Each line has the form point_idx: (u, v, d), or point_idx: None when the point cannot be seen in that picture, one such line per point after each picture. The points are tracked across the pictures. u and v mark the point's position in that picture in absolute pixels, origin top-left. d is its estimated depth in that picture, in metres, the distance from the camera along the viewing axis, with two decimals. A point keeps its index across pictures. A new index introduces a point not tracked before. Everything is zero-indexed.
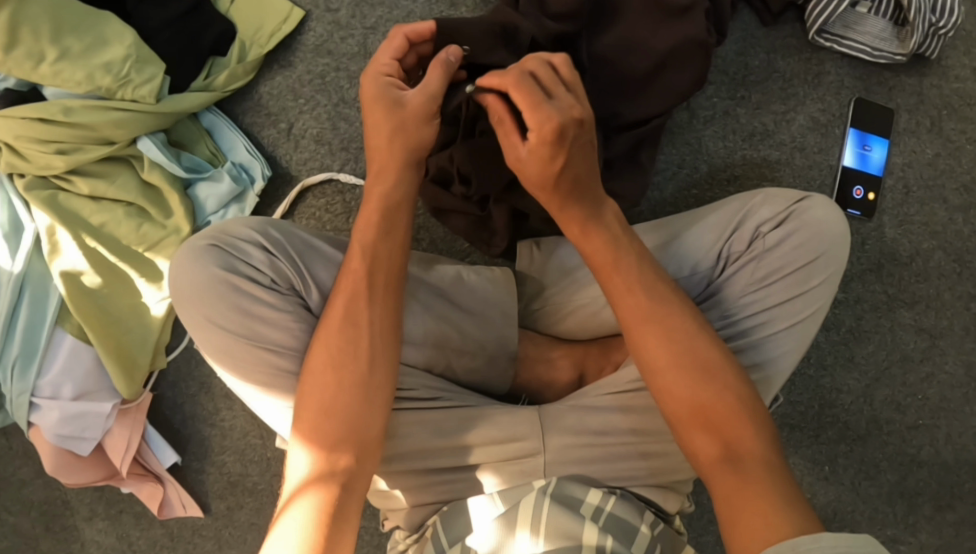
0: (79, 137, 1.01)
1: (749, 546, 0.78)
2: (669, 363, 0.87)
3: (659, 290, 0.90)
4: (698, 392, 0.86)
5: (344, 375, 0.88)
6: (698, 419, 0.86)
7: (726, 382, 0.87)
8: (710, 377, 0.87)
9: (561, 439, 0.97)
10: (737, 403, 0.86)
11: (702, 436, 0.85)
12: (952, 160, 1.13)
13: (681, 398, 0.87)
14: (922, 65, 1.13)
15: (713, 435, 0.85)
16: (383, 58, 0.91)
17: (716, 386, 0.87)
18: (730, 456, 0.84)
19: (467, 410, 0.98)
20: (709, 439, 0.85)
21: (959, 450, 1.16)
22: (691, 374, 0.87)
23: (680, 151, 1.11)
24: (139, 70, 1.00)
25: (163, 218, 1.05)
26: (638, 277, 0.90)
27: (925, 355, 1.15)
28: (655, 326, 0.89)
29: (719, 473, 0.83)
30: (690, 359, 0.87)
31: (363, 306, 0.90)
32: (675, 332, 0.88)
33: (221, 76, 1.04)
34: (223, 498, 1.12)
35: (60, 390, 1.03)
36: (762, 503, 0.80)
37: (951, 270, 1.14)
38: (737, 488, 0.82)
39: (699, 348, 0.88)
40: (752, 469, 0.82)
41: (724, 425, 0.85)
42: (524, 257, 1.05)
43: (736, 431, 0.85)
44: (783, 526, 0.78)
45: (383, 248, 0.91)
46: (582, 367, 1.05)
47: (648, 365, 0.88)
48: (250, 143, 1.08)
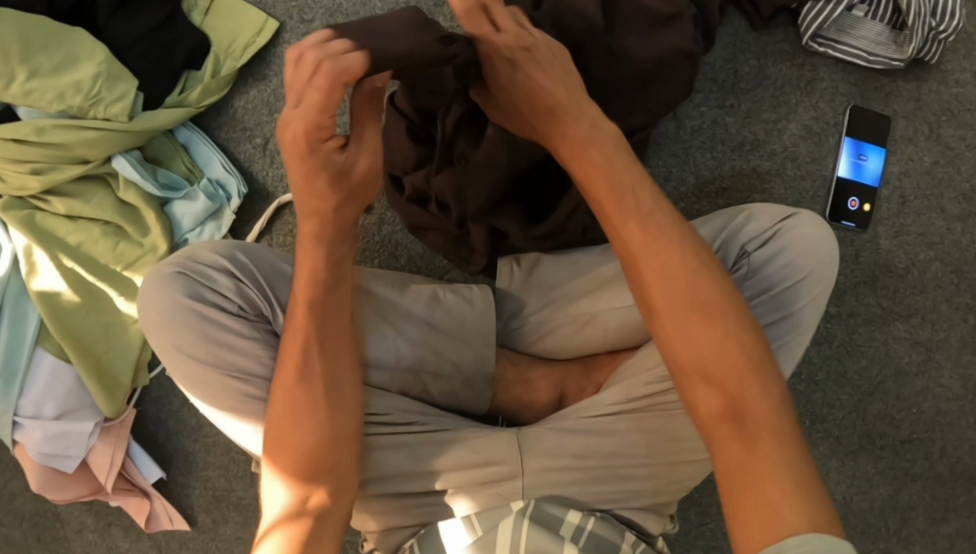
0: (53, 157, 1.00)
1: (754, 531, 0.67)
2: (671, 300, 0.76)
3: (659, 223, 0.78)
4: (702, 335, 0.74)
5: (305, 418, 0.85)
6: (701, 370, 0.74)
7: (731, 324, 0.74)
8: (714, 315, 0.75)
9: (538, 462, 0.96)
10: (746, 349, 0.74)
11: (703, 389, 0.73)
12: (950, 168, 1.10)
13: (683, 344, 0.75)
14: (922, 69, 1.10)
15: (715, 386, 0.73)
16: (319, 105, 0.69)
17: (722, 331, 0.74)
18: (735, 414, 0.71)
19: (443, 434, 0.97)
20: (711, 392, 0.73)
21: (954, 463, 1.14)
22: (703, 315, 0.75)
23: (667, 163, 1.08)
24: (110, 87, 0.99)
25: (139, 236, 1.04)
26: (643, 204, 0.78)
27: (920, 369, 1.12)
28: (659, 258, 0.77)
29: (719, 434, 0.72)
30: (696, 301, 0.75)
31: (317, 360, 0.86)
32: (681, 267, 0.76)
33: (195, 91, 1.03)
34: (209, 512, 1.12)
35: (42, 409, 1.04)
36: (769, 480, 0.68)
37: (948, 281, 1.11)
38: (739, 457, 0.70)
39: (702, 285, 0.76)
40: (760, 435, 0.70)
41: (731, 374, 0.73)
42: (504, 274, 1.03)
43: (740, 387, 0.72)
44: (791, 515, 0.66)
45: (323, 302, 0.85)
46: (562, 387, 1.03)
47: (651, 308, 0.77)
48: (226, 159, 1.06)
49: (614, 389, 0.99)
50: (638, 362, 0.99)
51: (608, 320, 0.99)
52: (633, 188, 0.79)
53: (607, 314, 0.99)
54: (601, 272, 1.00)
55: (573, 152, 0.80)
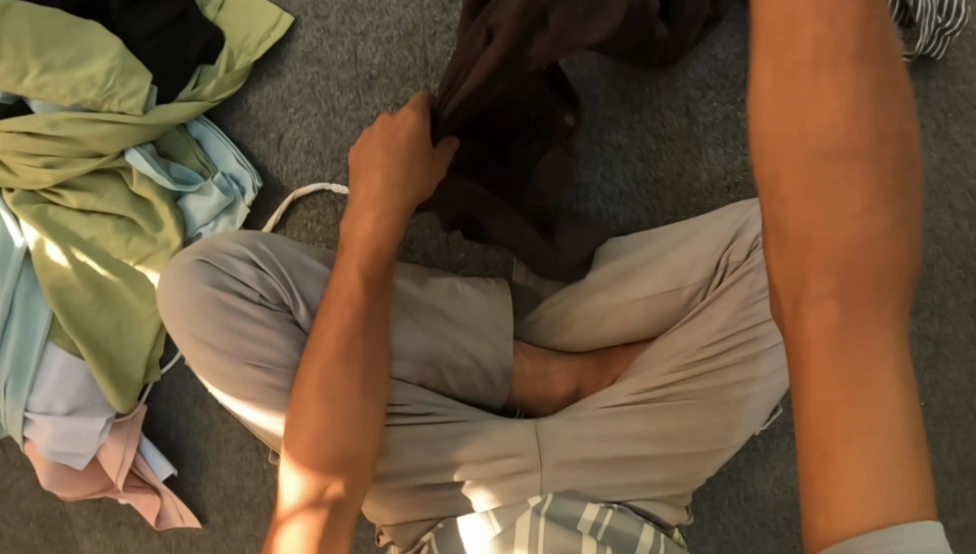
0: (66, 151, 1.00)
1: (831, 492, 0.55)
2: (817, 153, 0.60)
3: (836, 75, 0.59)
4: (842, 217, 0.59)
5: (332, 409, 0.85)
6: (823, 279, 0.59)
7: (879, 211, 0.59)
8: (860, 214, 0.59)
9: (556, 456, 0.95)
10: (889, 254, 0.58)
11: (823, 282, 0.59)
12: (958, 164, 1.11)
13: (812, 217, 0.60)
14: (928, 66, 1.11)
15: (841, 287, 0.58)
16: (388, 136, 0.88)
17: (868, 222, 0.59)
18: (844, 340, 0.57)
19: (461, 427, 0.97)
20: (831, 291, 0.59)
21: (963, 457, 1.16)
22: (841, 215, 0.59)
23: (678, 158, 1.06)
24: (124, 82, 0.99)
25: (153, 231, 1.03)
26: (829, 51, 0.59)
27: (929, 363, 1.15)
28: (824, 81, 0.59)
29: (827, 351, 0.57)
30: (831, 199, 0.60)
31: (353, 343, 0.87)
32: (852, 113, 0.59)
33: (210, 86, 1.03)
34: (221, 510, 1.11)
35: (53, 405, 1.02)
36: (873, 433, 0.55)
37: (956, 276, 1.13)
38: (840, 402, 0.56)
39: (848, 170, 0.59)
40: (873, 378, 0.56)
41: (859, 294, 0.58)
42: (520, 270, 1.05)
43: (872, 302, 0.58)
44: (881, 492, 0.53)
45: (370, 278, 0.88)
46: (579, 381, 1.03)
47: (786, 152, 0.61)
48: (240, 153, 1.06)
49: (630, 380, 0.99)
50: (654, 353, 1.00)
51: (626, 313, 1.00)
52: (823, 28, 0.59)
53: (626, 306, 0.99)
54: (617, 265, 1.01)
55: None
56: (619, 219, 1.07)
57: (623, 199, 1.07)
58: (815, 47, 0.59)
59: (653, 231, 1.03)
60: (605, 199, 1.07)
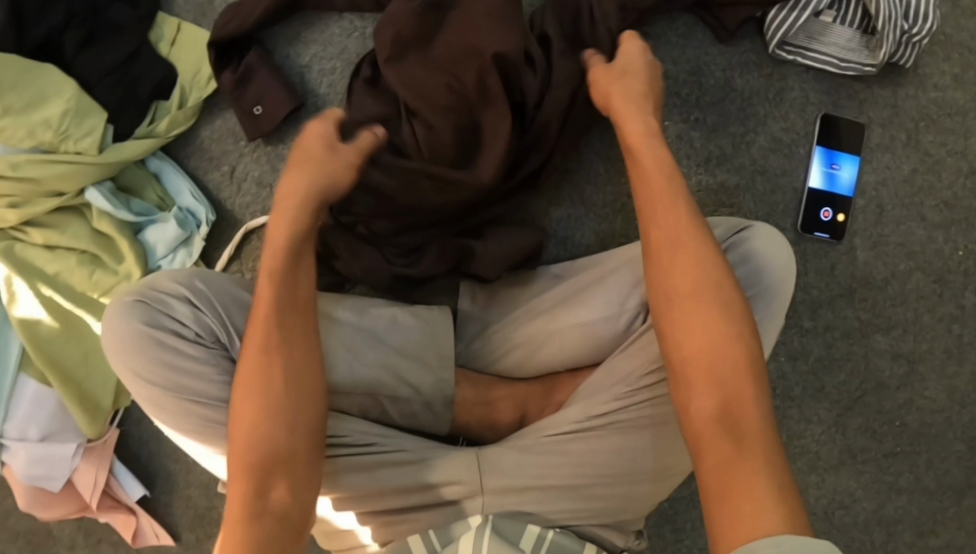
0: (27, 190, 1.04)
1: (734, 533, 0.69)
2: (691, 290, 0.80)
3: (693, 231, 0.83)
4: (708, 334, 0.79)
5: (283, 405, 0.83)
6: (704, 370, 0.78)
7: (739, 326, 0.79)
8: (727, 330, 0.78)
9: (498, 481, 0.96)
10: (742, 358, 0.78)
11: (703, 387, 0.77)
12: (930, 175, 1.08)
13: (697, 339, 0.79)
14: (896, 73, 1.07)
15: (714, 387, 0.77)
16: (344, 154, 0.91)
17: (733, 334, 0.78)
18: (725, 423, 0.75)
19: (404, 455, 0.98)
20: (709, 391, 0.77)
21: (942, 476, 1.13)
22: (713, 322, 0.79)
23: (628, 180, 1.06)
24: (78, 123, 1.03)
25: (114, 264, 1.07)
26: (680, 215, 0.83)
27: (903, 381, 1.11)
28: (686, 246, 0.82)
29: (711, 432, 0.75)
30: (695, 316, 0.79)
31: (279, 348, 0.84)
32: (703, 261, 0.81)
33: (163, 122, 1.06)
34: (193, 529, 1.16)
35: (27, 431, 1.08)
36: (755, 491, 0.70)
37: (930, 291, 1.09)
38: (726, 465, 0.73)
39: (709, 300, 0.80)
40: (750, 443, 0.73)
41: (735, 385, 0.77)
42: (466, 296, 1.04)
43: (740, 392, 0.76)
44: (767, 526, 0.68)
45: (288, 277, 0.86)
46: (523, 408, 1.03)
47: (668, 293, 0.81)
48: (196, 187, 1.09)
49: (574, 406, 0.99)
50: (598, 381, 0.99)
51: (566, 338, 1.00)
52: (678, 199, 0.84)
53: (568, 330, 1.00)
54: (560, 290, 1.02)
55: (650, 149, 0.87)
56: (567, 246, 1.06)
57: (572, 223, 1.06)
58: (667, 191, 0.85)
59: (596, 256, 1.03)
60: (552, 222, 1.07)
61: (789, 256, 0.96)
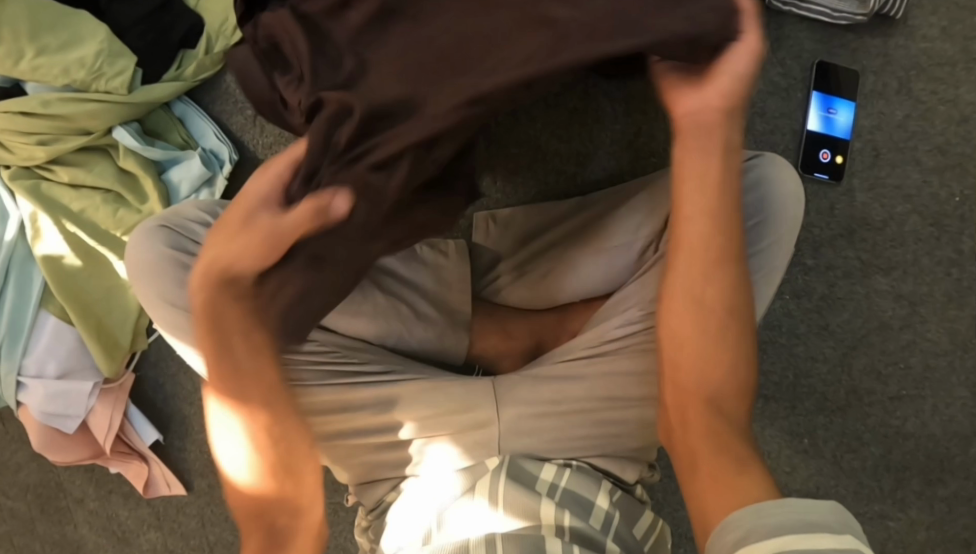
0: (57, 127, 1.07)
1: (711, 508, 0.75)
2: (692, 300, 0.83)
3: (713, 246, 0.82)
4: (707, 346, 0.82)
5: (268, 407, 0.81)
6: (696, 382, 0.82)
7: (735, 336, 0.83)
8: (725, 345, 0.82)
9: (514, 410, 0.97)
10: (737, 372, 0.82)
11: (701, 395, 0.82)
12: (923, 121, 1.12)
13: (701, 352, 0.82)
14: (887, 25, 1.12)
15: (710, 392, 0.82)
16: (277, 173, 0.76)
17: (730, 343, 0.82)
18: (718, 436, 0.79)
19: (420, 382, 0.99)
20: (701, 398, 0.82)
21: (947, 421, 1.15)
22: (713, 330, 0.82)
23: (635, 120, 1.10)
24: (111, 63, 1.06)
25: (139, 203, 1.10)
26: (713, 226, 0.82)
27: (905, 322, 1.14)
28: (703, 257, 0.83)
29: (707, 434, 0.80)
30: (704, 325, 0.82)
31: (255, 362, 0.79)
32: (717, 274, 0.83)
33: (190, 67, 1.10)
34: (205, 475, 1.17)
35: (45, 368, 1.09)
36: (743, 477, 0.76)
37: (928, 234, 1.13)
38: (722, 475, 0.76)
39: (713, 314, 0.82)
40: (734, 441, 0.79)
41: (725, 399, 0.82)
42: (480, 229, 1.08)
43: (728, 403, 0.82)
44: (750, 490, 0.74)
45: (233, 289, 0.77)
46: (539, 335, 1.05)
47: (675, 304, 0.84)
48: (220, 129, 1.12)
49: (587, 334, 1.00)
50: (611, 308, 1.01)
51: (579, 267, 1.02)
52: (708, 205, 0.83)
53: (579, 259, 1.02)
54: (573, 222, 1.04)
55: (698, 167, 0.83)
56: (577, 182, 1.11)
57: (583, 160, 1.11)
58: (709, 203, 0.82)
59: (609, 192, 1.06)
60: (562, 161, 1.11)
61: (797, 187, 0.97)
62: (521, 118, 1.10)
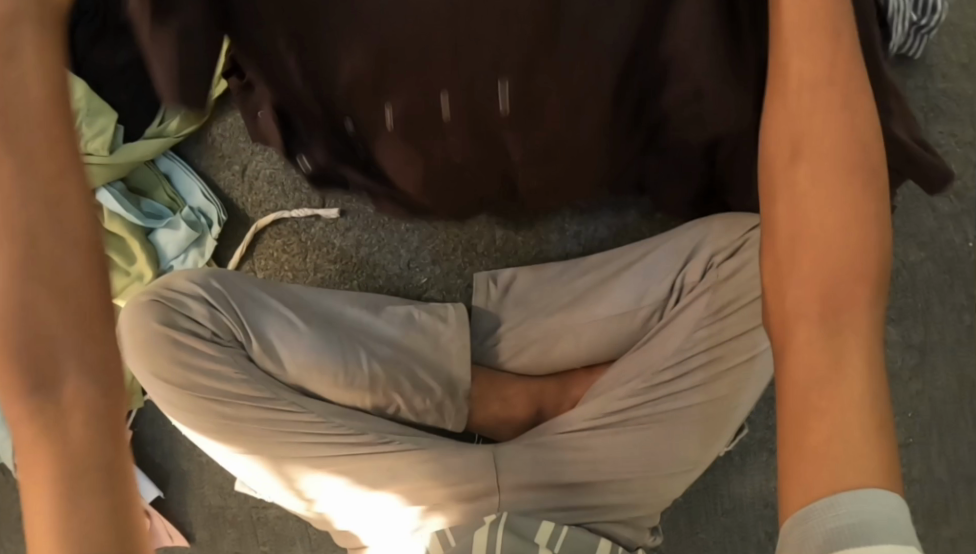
0: None
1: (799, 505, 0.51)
2: (810, 238, 0.54)
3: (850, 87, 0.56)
4: (834, 196, 0.54)
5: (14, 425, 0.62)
6: (810, 286, 0.53)
7: (875, 171, 0.55)
8: (840, 205, 0.54)
9: (515, 477, 0.97)
10: (870, 247, 0.54)
11: (815, 310, 0.53)
12: None
13: (808, 216, 0.55)
14: (905, 65, 1.09)
15: (822, 327, 0.52)
16: None
17: (859, 188, 0.54)
18: (828, 315, 0.53)
19: (419, 453, 0.98)
20: (816, 344, 0.52)
21: (954, 465, 1.11)
22: (845, 184, 0.54)
23: None
24: (88, 123, 1.01)
25: (126, 265, 1.06)
26: (848, 135, 0.55)
27: (914, 371, 1.11)
28: (829, 168, 0.55)
29: (808, 335, 0.53)
30: (833, 174, 0.54)
31: None
32: (853, 196, 0.54)
33: (173, 123, 1.06)
34: (207, 528, 1.16)
35: None
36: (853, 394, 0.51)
37: (941, 281, 1.10)
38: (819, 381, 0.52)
39: (843, 171, 0.54)
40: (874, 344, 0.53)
41: (854, 287, 0.53)
42: (482, 291, 1.04)
43: (853, 290, 0.53)
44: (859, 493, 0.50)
45: None
46: (539, 402, 1.04)
47: (793, 202, 0.55)
48: (207, 187, 1.09)
49: (589, 403, 1.00)
50: (612, 377, 1.00)
51: (582, 335, 1.02)
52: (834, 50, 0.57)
53: (582, 327, 1.01)
54: (577, 285, 1.03)
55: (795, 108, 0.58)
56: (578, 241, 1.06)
57: (584, 219, 1.06)
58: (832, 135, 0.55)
59: (608, 254, 1.04)
60: (563, 220, 1.08)
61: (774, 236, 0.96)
62: None
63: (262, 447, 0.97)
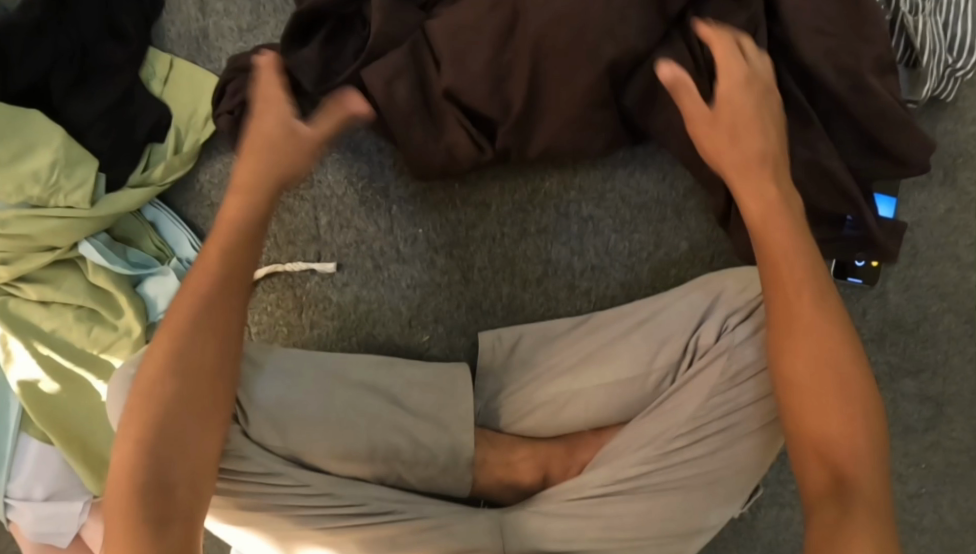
0: (18, 247, 0.98)
1: None
2: (808, 361, 0.78)
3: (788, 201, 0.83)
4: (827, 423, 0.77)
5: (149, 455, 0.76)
6: (827, 484, 0.76)
7: (852, 375, 0.78)
8: (835, 342, 0.78)
9: (524, 545, 0.94)
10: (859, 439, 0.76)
11: (815, 466, 0.77)
12: (966, 214, 1.03)
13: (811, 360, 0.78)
14: (936, 108, 1.02)
15: (824, 465, 0.77)
16: None
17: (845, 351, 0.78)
18: (840, 494, 0.75)
19: (425, 522, 0.93)
20: (821, 467, 0.77)
21: (964, 514, 1.10)
22: (840, 359, 0.78)
23: (651, 230, 1.00)
24: (68, 174, 0.97)
25: (114, 319, 1.02)
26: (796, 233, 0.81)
27: (930, 423, 1.08)
28: (808, 299, 0.79)
29: (822, 510, 0.75)
30: (828, 338, 0.79)
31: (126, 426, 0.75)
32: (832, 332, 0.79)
33: (157, 170, 1.00)
34: None
35: (31, 491, 1.03)
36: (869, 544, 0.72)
37: (962, 332, 1.06)
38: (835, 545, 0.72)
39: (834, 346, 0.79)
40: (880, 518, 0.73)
41: (852, 413, 0.77)
42: (487, 350, 1.00)
43: (844, 441, 0.76)
44: None
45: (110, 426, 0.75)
46: (546, 467, 0.98)
47: (788, 305, 0.80)
48: (195, 235, 1.04)
49: (599, 471, 0.95)
50: (622, 444, 0.95)
51: (591, 396, 0.96)
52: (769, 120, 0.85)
53: (590, 391, 0.96)
54: (580, 342, 0.98)
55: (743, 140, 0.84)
56: (590, 296, 1.01)
57: (596, 272, 1.00)
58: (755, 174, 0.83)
59: (618, 308, 0.99)
60: (574, 275, 1.01)
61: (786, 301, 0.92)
62: (528, 230, 1.00)
63: (255, 523, 0.88)
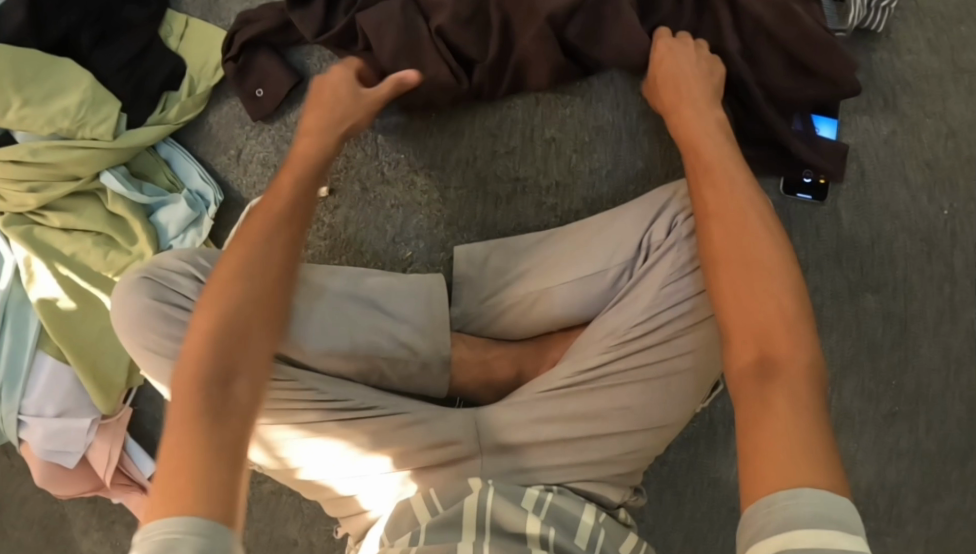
0: (46, 175, 1.10)
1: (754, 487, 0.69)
2: (735, 261, 0.83)
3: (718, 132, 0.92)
4: (763, 311, 0.79)
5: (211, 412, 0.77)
6: (751, 356, 0.77)
7: (777, 273, 0.81)
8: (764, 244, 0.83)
9: (494, 440, 0.97)
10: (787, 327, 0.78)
11: (742, 344, 0.78)
12: (909, 137, 1.12)
13: (739, 250, 0.83)
14: (869, 38, 1.12)
15: (758, 346, 0.77)
16: None
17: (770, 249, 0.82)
18: (763, 373, 0.75)
19: (403, 416, 0.98)
20: (748, 347, 0.78)
21: (943, 438, 1.12)
22: (774, 262, 0.81)
23: (612, 148, 1.09)
24: (94, 111, 1.09)
25: (128, 244, 1.12)
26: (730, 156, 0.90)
27: (897, 342, 1.12)
28: (750, 211, 0.85)
29: (750, 387, 0.75)
30: (757, 251, 0.82)
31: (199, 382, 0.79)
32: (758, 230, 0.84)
33: (173, 110, 1.13)
34: None
35: (44, 408, 1.12)
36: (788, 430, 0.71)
37: (918, 250, 1.11)
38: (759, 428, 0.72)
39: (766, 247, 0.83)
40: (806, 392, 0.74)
41: (778, 304, 0.79)
42: (464, 264, 1.08)
43: (778, 336, 0.77)
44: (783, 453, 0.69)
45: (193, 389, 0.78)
46: (519, 366, 1.07)
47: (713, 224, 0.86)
48: (204, 170, 1.16)
49: (564, 365, 1.00)
50: (582, 345, 1.00)
51: (555, 297, 1.03)
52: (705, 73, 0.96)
53: (557, 290, 1.03)
54: (545, 253, 1.06)
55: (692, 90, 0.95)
56: (556, 212, 1.10)
57: (563, 190, 1.10)
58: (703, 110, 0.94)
59: (579, 223, 1.07)
60: (541, 192, 1.11)
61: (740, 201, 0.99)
62: (497, 152, 1.10)
63: None
